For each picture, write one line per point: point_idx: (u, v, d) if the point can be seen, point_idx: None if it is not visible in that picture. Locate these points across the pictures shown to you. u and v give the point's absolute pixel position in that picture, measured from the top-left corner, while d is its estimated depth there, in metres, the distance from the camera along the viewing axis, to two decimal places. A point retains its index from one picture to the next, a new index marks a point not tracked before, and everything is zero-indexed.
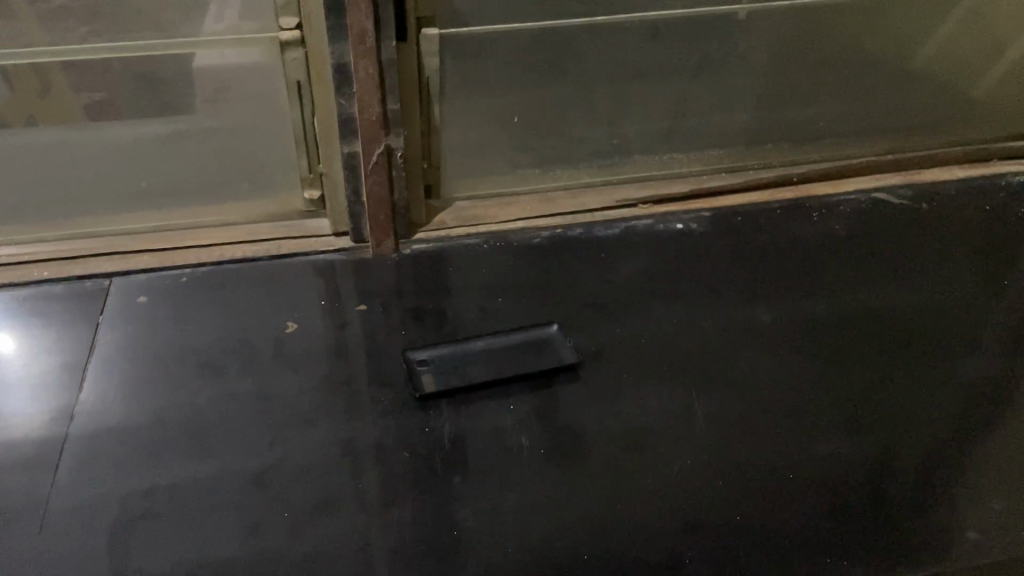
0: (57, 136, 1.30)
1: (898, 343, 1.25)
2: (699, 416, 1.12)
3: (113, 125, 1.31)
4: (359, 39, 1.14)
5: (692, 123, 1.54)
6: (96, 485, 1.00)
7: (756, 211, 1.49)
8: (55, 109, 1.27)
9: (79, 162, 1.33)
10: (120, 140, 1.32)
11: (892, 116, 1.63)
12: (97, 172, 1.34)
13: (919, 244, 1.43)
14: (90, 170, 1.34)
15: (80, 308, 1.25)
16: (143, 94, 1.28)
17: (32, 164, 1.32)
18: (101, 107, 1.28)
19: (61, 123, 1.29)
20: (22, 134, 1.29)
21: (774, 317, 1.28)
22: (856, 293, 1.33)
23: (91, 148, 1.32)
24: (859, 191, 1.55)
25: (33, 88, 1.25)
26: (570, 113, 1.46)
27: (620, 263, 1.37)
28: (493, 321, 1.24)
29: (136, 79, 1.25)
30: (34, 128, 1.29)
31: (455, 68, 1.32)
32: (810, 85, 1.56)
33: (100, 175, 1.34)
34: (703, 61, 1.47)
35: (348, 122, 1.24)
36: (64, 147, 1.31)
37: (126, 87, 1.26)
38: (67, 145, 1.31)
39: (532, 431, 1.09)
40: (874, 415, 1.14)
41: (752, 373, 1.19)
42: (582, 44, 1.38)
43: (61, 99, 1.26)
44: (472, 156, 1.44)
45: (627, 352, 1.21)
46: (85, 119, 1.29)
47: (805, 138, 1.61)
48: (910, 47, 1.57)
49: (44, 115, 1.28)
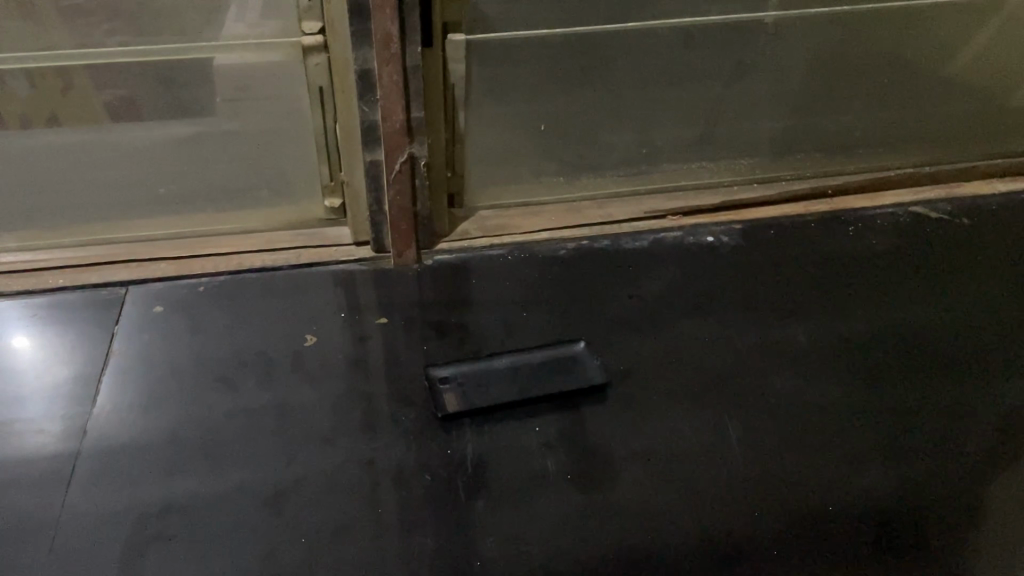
0: (77, 138, 1.30)
1: (939, 365, 1.19)
2: (731, 441, 1.08)
3: (132, 127, 1.29)
4: (384, 45, 1.10)
5: (723, 130, 1.49)
6: (107, 505, 0.97)
7: (789, 224, 1.45)
8: (77, 108, 1.26)
9: (99, 165, 1.31)
10: (133, 143, 1.30)
11: (931, 126, 1.58)
12: (114, 177, 1.32)
13: (957, 260, 1.38)
14: (109, 175, 1.32)
15: (95, 316, 1.22)
16: (158, 95, 1.25)
17: (47, 166, 1.30)
18: (122, 105, 1.26)
19: (78, 124, 1.28)
20: (33, 137, 1.29)
21: (809, 336, 1.23)
22: (892, 311, 1.28)
23: (105, 152, 1.31)
24: (896, 204, 1.50)
25: (55, 87, 1.23)
26: (597, 120, 1.42)
27: (649, 278, 1.32)
28: (518, 337, 1.21)
29: (155, 83, 1.23)
30: (56, 127, 1.29)
31: (480, 75, 1.28)
32: (844, 93, 1.51)
33: (113, 181, 1.33)
34: (736, 67, 1.43)
35: (371, 130, 1.20)
36: (83, 150, 1.31)
37: (144, 90, 1.24)
38: (83, 146, 1.30)
39: (558, 454, 1.05)
40: (915, 441, 1.09)
41: (787, 395, 1.14)
42: (611, 50, 1.34)
43: (83, 99, 1.25)
44: (497, 164, 1.40)
45: (656, 372, 1.16)
46: (106, 120, 1.28)
47: (839, 147, 1.56)
48: (950, 54, 1.51)
49: (64, 113, 1.26)
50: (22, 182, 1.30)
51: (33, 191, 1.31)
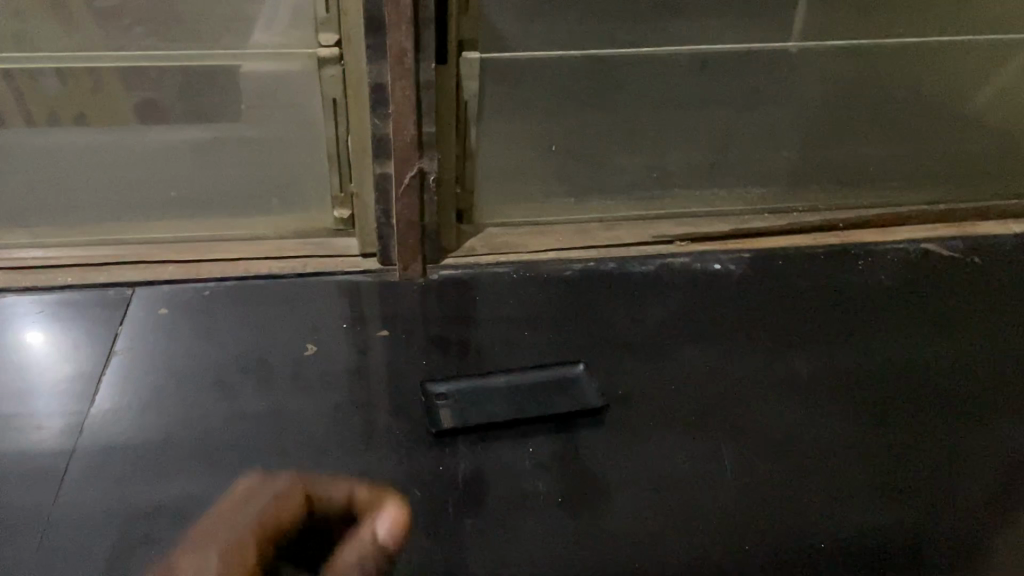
0: (105, 137, 1.37)
1: (943, 405, 1.18)
2: (728, 473, 1.06)
3: (154, 128, 1.36)
4: (398, 60, 1.11)
5: (735, 159, 1.49)
6: (98, 503, 0.98)
7: (798, 256, 1.42)
8: (105, 107, 1.34)
9: (119, 167, 1.36)
10: (153, 143, 1.36)
11: (947, 164, 1.56)
12: (133, 177, 1.36)
13: (967, 300, 1.36)
14: (127, 174, 1.36)
15: (100, 315, 1.23)
16: (182, 101, 1.32)
17: (75, 163, 1.37)
18: (147, 106, 1.33)
19: (106, 123, 1.36)
20: (65, 136, 1.38)
21: (811, 368, 1.22)
22: (898, 348, 1.26)
23: (128, 151, 1.37)
24: (909, 241, 1.46)
25: (87, 87, 1.31)
26: (604, 142, 1.46)
27: (654, 303, 1.31)
28: (518, 357, 1.20)
29: (177, 90, 1.30)
30: (85, 125, 1.37)
31: (494, 94, 1.30)
32: (855, 126, 1.52)
33: (130, 181, 1.37)
34: (746, 95, 1.48)
35: (382, 143, 1.21)
36: None
37: (166, 94, 1.31)
38: (110, 145, 1.37)
39: (551, 477, 1.04)
40: (913, 480, 1.07)
41: (784, 428, 1.13)
42: (624, 74, 1.39)
43: (111, 98, 1.32)
44: (507, 183, 1.41)
45: (657, 400, 1.15)
46: (131, 121, 1.35)
47: (853, 179, 1.53)
48: (959, 92, 1.53)
49: (92, 113, 1.35)
50: (48, 176, 1.37)
51: (57, 185, 1.36)
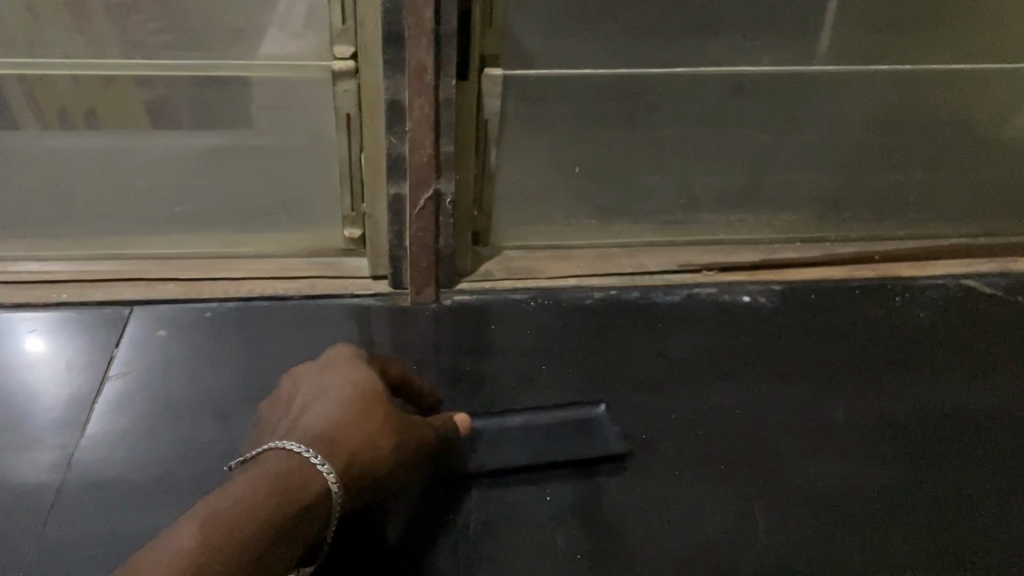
0: (113, 139, 1.25)
1: (987, 457, 1.10)
2: (758, 528, 1.00)
3: (163, 133, 1.25)
4: (417, 75, 1.04)
5: (768, 185, 1.42)
6: (84, 542, 0.92)
7: (830, 289, 1.36)
8: (120, 105, 1.21)
9: (126, 173, 1.27)
10: (163, 148, 1.26)
11: (988, 196, 1.49)
12: (141, 185, 1.28)
13: (1010, 340, 1.28)
14: (134, 181, 1.27)
15: (95, 334, 1.18)
16: (199, 104, 1.21)
17: (79, 167, 1.26)
18: (160, 108, 1.22)
19: (120, 125, 1.24)
20: (61, 138, 1.24)
21: (847, 413, 1.15)
22: (940, 392, 1.19)
23: (136, 155, 1.26)
24: (947, 275, 1.41)
25: (99, 84, 1.18)
26: (635, 161, 1.35)
27: (679, 337, 1.24)
28: (536, 393, 1.14)
29: (192, 89, 1.18)
30: (94, 129, 1.24)
31: (517, 113, 1.23)
32: (898, 153, 1.42)
33: (139, 189, 1.28)
34: (788, 120, 1.36)
35: (398, 162, 1.14)
36: (111, 155, 1.26)
37: (182, 96, 1.20)
38: (118, 147, 1.25)
39: (569, 528, 0.98)
40: (959, 541, 1.00)
41: (819, 479, 1.06)
42: (655, 95, 1.28)
43: (127, 97, 1.20)
44: (526, 205, 1.35)
45: (683, 445, 1.08)
46: (146, 123, 1.24)
47: (889, 210, 1.48)
48: (1011, 115, 1.42)
49: (104, 110, 1.22)
50: (52, 181, 1.26)
51: (64, 193, 1.27)
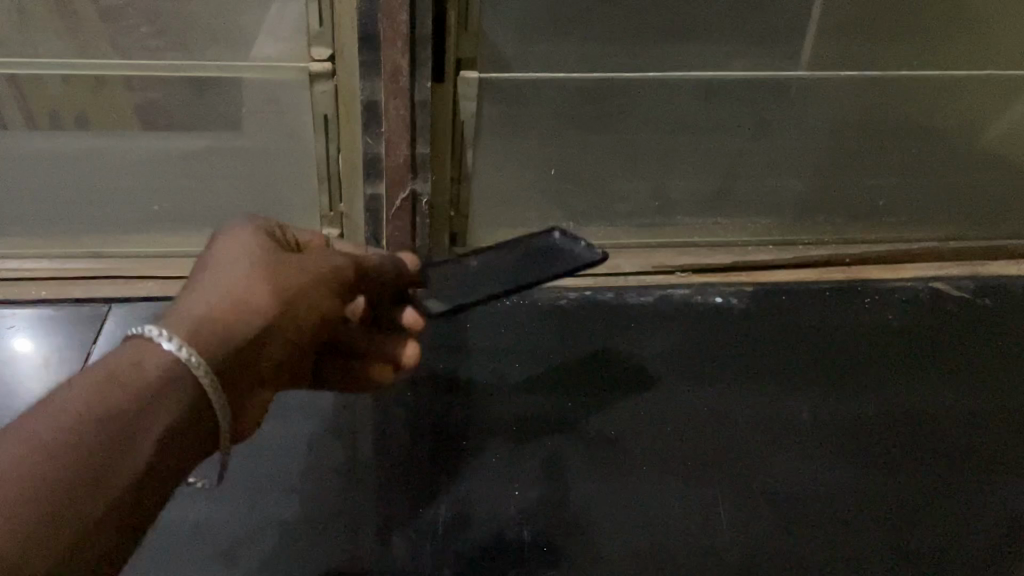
0: (98, 141, 1.24)
1: (947, 455, 1.13)
2: (722, 524, 1.01)
3: (147, 134, 1.24)
4: (393, 77, 1.06)
5: (742, 188, 1.45)
6: None
7: (800, 292, 1.38)
8: (109, 108, 1.20)
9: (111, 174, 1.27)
10: (148, 150, 1.25)
11: (957, 201, 1.52)
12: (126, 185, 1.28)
13: (976, 343, 1.31)
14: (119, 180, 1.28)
15: (73, 331, 1.19)
16: (182, 107, 1.20)
17: (63, 167, 1.26)
18: (152, 109, 1.21)
19: (109, 127, 1.22)
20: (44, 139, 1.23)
21: (814, 413, 1.17)
22: (905, 393, 1.21)
23: (123, 155, 1.25)
24: (917, 279, 1.43)
25: (87, 86, 1.17)
26: (611, 166, 1.38)
27: (651, 337, 1.26)
28: (508, 392, 1.15)
29: (183, 90, 1.18)
30: (83, 129, 1.22)
31: (492, 115, 1.26)
32: (869, 158, 1.45)
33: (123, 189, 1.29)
34: (759, 124, 1.38)
35: (374, 163, 1.16)
36: (99, 155, 1.25)
37: (173, 99, 1.19)
38: (105, 149, 1.25)
39: (535, 523, 0.99)
40: (917, 540, 1.02)
41: (783, 477, 1.08)
42: (629, 98, 1.30)
43: (117, 100, 1.19)
44: (503, 207, 1.38)
45: (651, 443, 1.10)
46: (137, 123, 1.22)
47: (860, 214, 1.51)
48: (980, 122, 1.44)
49: (94, 113, 1.21)
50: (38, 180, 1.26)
51: (49, 192, 1.28)
